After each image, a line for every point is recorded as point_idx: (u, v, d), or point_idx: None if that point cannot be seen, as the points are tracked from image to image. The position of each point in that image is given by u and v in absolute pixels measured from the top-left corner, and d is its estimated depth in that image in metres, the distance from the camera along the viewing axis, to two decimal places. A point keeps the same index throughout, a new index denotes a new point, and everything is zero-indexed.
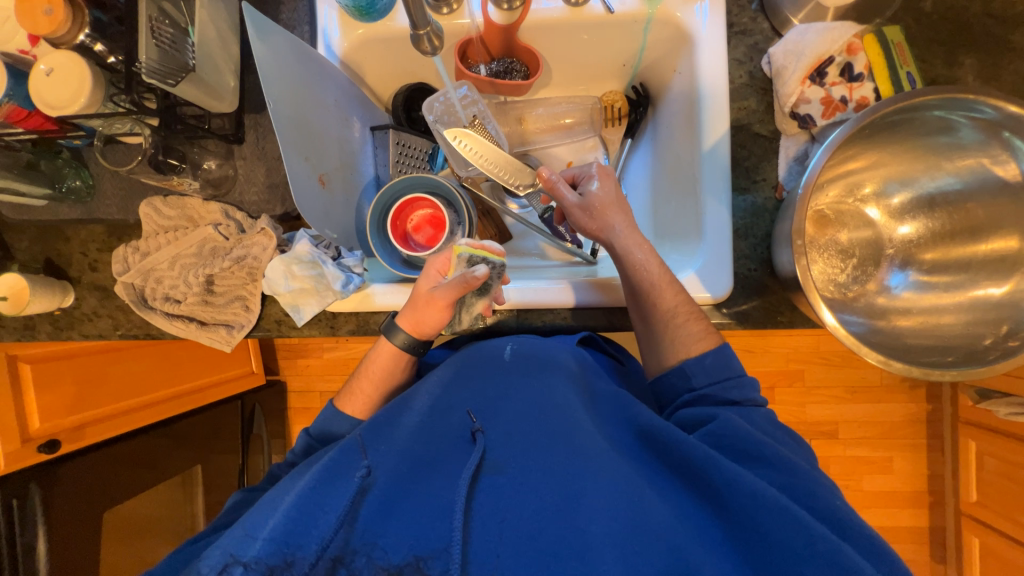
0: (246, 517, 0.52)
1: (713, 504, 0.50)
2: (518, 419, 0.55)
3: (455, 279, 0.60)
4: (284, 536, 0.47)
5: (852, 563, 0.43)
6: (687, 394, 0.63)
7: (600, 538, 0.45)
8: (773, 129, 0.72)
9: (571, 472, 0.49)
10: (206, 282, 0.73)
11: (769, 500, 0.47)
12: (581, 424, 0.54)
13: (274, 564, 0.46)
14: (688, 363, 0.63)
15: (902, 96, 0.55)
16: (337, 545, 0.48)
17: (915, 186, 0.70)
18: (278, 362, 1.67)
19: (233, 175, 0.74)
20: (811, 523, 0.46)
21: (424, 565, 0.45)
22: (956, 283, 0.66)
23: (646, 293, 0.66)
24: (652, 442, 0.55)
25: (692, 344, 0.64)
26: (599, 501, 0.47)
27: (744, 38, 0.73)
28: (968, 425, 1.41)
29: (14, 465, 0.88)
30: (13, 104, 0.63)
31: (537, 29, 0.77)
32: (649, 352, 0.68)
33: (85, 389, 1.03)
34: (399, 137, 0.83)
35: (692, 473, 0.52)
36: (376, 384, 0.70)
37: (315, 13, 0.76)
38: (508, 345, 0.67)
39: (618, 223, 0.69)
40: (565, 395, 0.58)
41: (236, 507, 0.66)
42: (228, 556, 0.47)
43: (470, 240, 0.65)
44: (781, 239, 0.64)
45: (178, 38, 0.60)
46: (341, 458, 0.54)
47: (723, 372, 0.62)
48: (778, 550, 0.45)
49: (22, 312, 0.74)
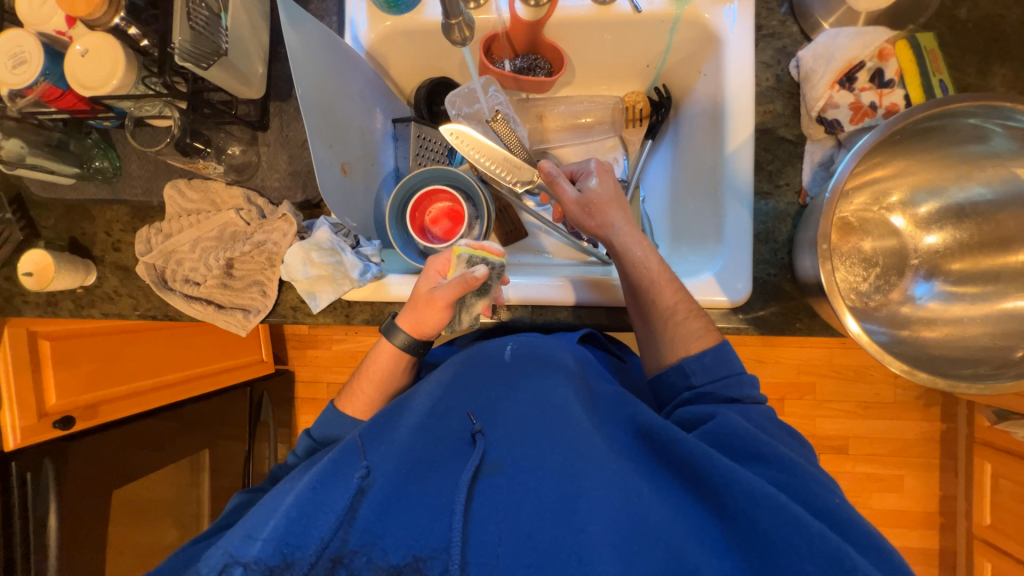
0: (249, 517, 0.53)
1: (714, 505, 0.49)
2: (518, 417, 0.56)
3: (454, 279, 0.60)
4: (284, 536, 0.48)
5: (852, 562, 0.43)
6: (686, 392, 0.62)
7: (600, 537, 0.44)
8: (799, 134, 0.71)
9: (568, 471, 0.49)
10: (225, 265, 0.73)
11: (767, 498, 0.47)
12: (580, 423, 0.54)
13: (275, 564, 0.47)
14: (687, 361, 0.62)
15: (937, 102, 0.54)
16: (336, 545, 0.47)
17: (943, 195, 0.69)
18: (288, 351, 1.68)
19: (257, 162, 0.75)
20: (809, 521, 0.45)
21: (423, 565, 0.45)
22: (982, 294, 0.65)
23: (646, 292, 0.66)
24: (652, 441, 0.55)
25: (692, 341, 0.63)
26: (596, 500, 0.47)
27: (773, 41, 0.72)
28: (984, 446, 1.38)
29: (31, 438, 0.91)
30: (48, 83, 0.64)
31: (563, 26, 0.77)
32: (649, 351, 0.67)
33: (102, 368, 1.04)
34: (420, 131, 0.83)
35: (691, 473, 0.52)
36: (376, 385, 0.70)
37: (343, 4, 0.76)
38: (508, 345, 0.66)
39: (617, 221, 0.70)
40: (565, 393, 0.58)
41: (240, 508, 0.66)
42: (228, 556, 0.48)
43: (469, 240, 0.65)
44: (804, 244, 0.63)
45: (213, 21, 0.61)
46: (341, 458, 0.55)
47: (722, 370, 0.61)
48: (777, 549, 0.45)
49: (46, 288, 0.75)
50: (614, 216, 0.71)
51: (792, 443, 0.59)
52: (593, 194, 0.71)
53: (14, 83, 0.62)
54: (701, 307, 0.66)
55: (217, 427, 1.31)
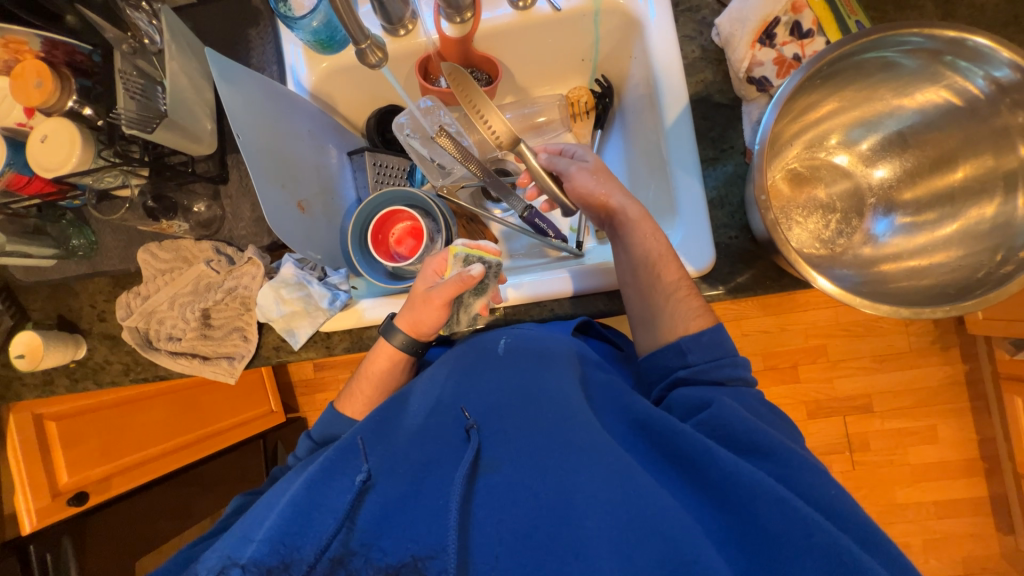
0: (246, 519, 0.53)
1: (712, 495, 0.49)
2: (514, 417, 0.55)
3: (452, 278, 0.62)
4: (279, 537, 0.47)
5: (852, 556, 0.42)
6: (681, 370, 0.61)
7: (598, 534, 0.44)
8: (733, 97, 0.72)
9: (566, 467, 0.49)
10: (202, 316, 0.76)
11: (766, 490, 0.46)
12: (579, 418, 0.54)
13: (273, 565, 0.46)
14: (685, 339, 0.62)
15: (846, 40, 0.55)
16: (336, 546, 0.47)
17: (880, 128, 0.69)
18: (295, 398, 1.69)
19: (222, 215, 0.78)
20: (806, 511, 0.45)
21: (422, 565, 0.45)
22: (939, 220, 0.65)
23: (647, 270, 0.66)
24: (648, 433, 0.54)
25: (689, 319, 0.63)
26: (597, 495, 0.47)
27: (692, 15, 0.74)
28: (1009, 381, 1.33)
29: (45, 520, 0.93)
30: (13, 172, 0.68)
31: (490, 37, 0.80)
32: (642, 331, 0.67)
33: (109, 441, 1.05)
34: (375, 158, 0.87)
35: (689, 464, 0.51)
36: (375, 384, 0.70)
37: (281, 53, 0.80)
38: (502, 338, 0.67)
39: (622, 196, 0.69)
40: (565, 391, 0.57)
41: (238, 510, 0.65)
42: (226, 557, 0.48)
43: (466, 240, 0.67)
44: (752, 202, 0.63)
45: (148, 87, 0.66)
46: (337, 458, 0.54)
47: (719, 350, 0.61)
48: (778, 542, 0.44)
49: (38, 367, 0.78)
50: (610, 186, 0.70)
51: (777, 421, 0.58)
52: (587, 169, 0.71)
53: None
54: (689, 277, 0.67)
55: (232, 484, 1.32)
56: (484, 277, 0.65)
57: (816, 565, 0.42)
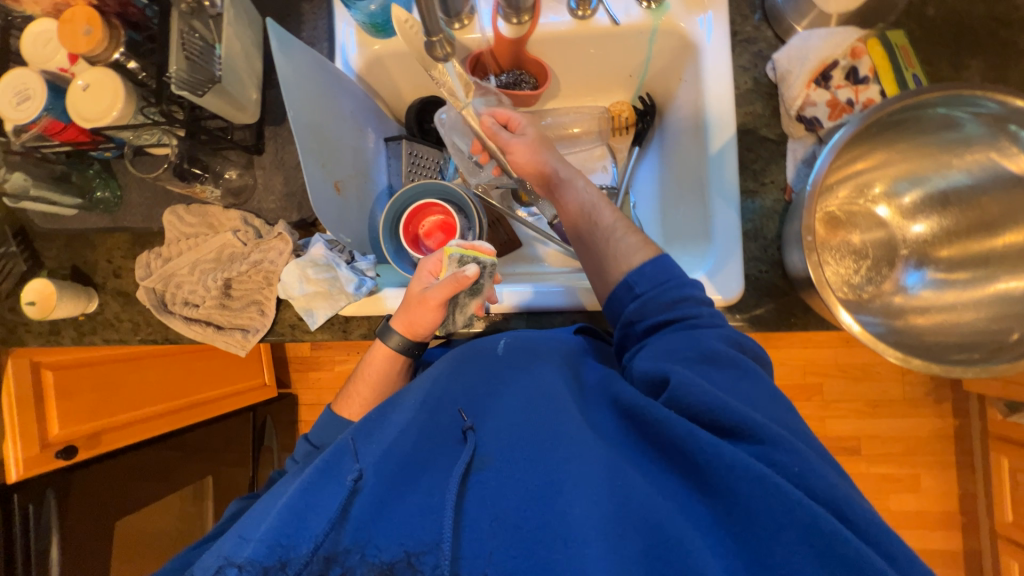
0: (244, 521, 0.50)
1: (696, 481, 0.46)
2: (509, 413, 0.52)
3: (447, 279, 0.62)
4: (276, 536, 0.45)
5: (830, 526, 0.40)
6: (632, 304, 0.60)
7: (585, 522, 0.42)
8: (780, 133, 0.72)
9: (549, 456, 0.47)
10: (224, 286, 0.74)
11: (749, 470, 0.42)
12: (564, 407, 0.51)
13: (269, 564, 0.44)
14: (629, 275, 0.60)
15: (908, 94, 0.56)
16: (331, 543, 0.45)
17: (925, 184, 0.70)
18: (289, 374, 1.68)
19: (253, 185, 0.77)
20: (789, 488, 0.41)
21: (415, 561, 0.43)
22: (974, 279, 0.66)
23: (584, 219, 0.69)
24: (633, 419, 0.50)
25: (632, 254, 0.62)
26: (581, 486, 0.44)
27: (749, 46, 0.75)
28: (998, 441, 1.35)
29: (31, 470, 0.90)
30: (50, 117, 0.67)
31: (545, 42, 0.80)
32: (595, 281, 0.67)
33: (104, 397, 1.04)
34: (411, 147, 0.86)
35: (671, 449, 0.47)
36: (373, 386, 0.70)
37: (333, 30, 0.79)
38: (502, 339, 0.64)
39: (553, 160, 0.74)
40: (552, 381, 0.55)
41: (234, 515, 0.63)
42: (222, 558, 0.46)
43: (461, 241, 0.67)
44: (791, 239, 0.64)
45: (206, 51, 0.64)
46: (332, 459, 0.52)
47: (664, 276, 0.59)
48: (760, 526, 0.41)
49: (48, 316, 0.77)
50: (537, 157, 0.74)
51: (763, 374, 0.53)
52: (524, 139, 0.74)
53: (18, 118, 0.66)
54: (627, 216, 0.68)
55: (219, 454, 1.30)
56: (478, 277, 0.65)
57: (799, 542, 0.40)
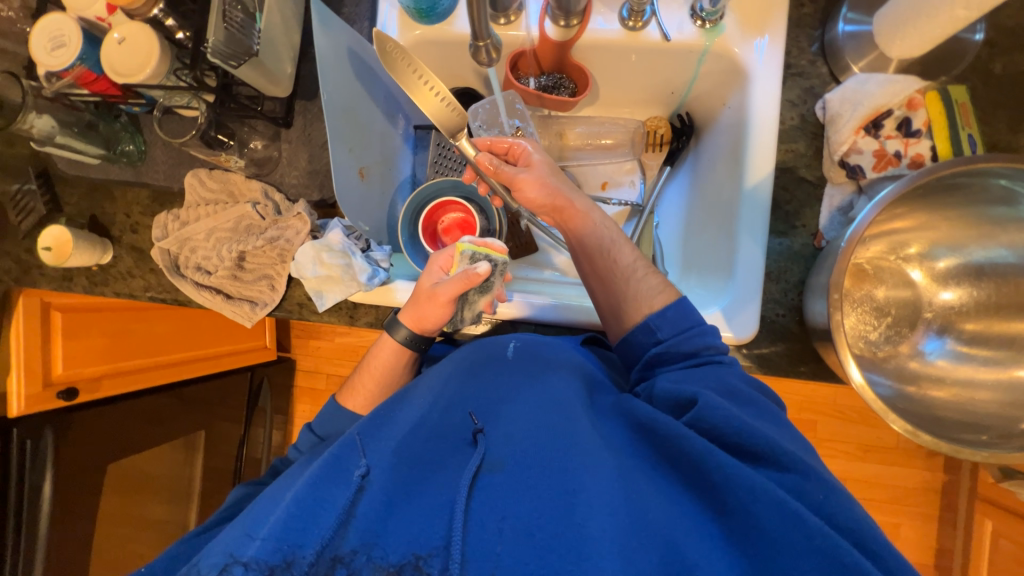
0: (246, 517, 0.48)
1: (712, 503, 0.46)
2: (518, 419, 0.52)
3: (458, 275, 0.61)
4: (283, 533, 0.43)
5: (851, 558, 0.39)
6: (653, 348, 0.60)
7: (601, 535, 0.41)
8: (820, 175, 0.70)
9: (565, 464, 0.46)
10: (237, 258, 0.74)
11: (765, 492, 0.43)
12: (575, 417, 0.51)
13: (275, 564, 0.41)
14: (651, 317, 0.60)
15: (963, 161, 0.54)
16: (338, 543, 0.43)
17: (963, 253, 0.68)
18: (291, 340, 1.70)
19: (277, 158, 0.76)
20: (805, 513, 0.42)
21: (424, 564, 0.41)
22: (995, 357, 0.64)
23: (602, 256, 0.66)
24: (649, 435, 0.51)
25: (654, 296, 0.62)
26: (597, 497, 0.43)
27: (800, 80, 0.72)
28: (985, 503, 1.34)
29: (33, 406, 0.91)
30: (83, 68, 0.66)
31: (591, 49, 0.77)
32: (610, 319, 0.65)
33: (111, 343, 1.06)
34: (440, 139, 0.84)
35: (688, 466, 0.48)
36: (377, 379, 0.70)
37: (375, 10, 0.77)
38: (512, 341, 0.64)
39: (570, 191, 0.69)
40: (564, 390, 0.55)
41: (240, 502, 0.65)
42: (228, 555, 0.42)
43: (474, 238, 0.66)
44: (816, 287, 0.62)
45: (247, 24, 0.62)
46: (340, 454, 0.51)
47: (685, 322, 0.59)
48: (775, 547, 0.41)
49: (62, 264, 0.77)
50: (552, 187, 0.68)
51: (779, 415, 0.55)
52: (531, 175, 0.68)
53: (52, 65, 0.65)
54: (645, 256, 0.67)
55: (216, 410, 1.32)
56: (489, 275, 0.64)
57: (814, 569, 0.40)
